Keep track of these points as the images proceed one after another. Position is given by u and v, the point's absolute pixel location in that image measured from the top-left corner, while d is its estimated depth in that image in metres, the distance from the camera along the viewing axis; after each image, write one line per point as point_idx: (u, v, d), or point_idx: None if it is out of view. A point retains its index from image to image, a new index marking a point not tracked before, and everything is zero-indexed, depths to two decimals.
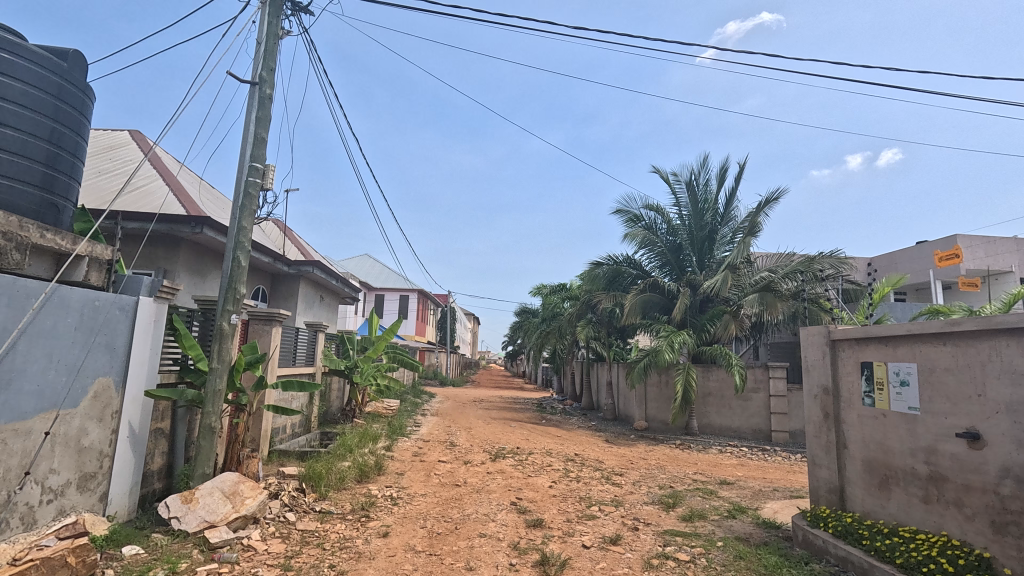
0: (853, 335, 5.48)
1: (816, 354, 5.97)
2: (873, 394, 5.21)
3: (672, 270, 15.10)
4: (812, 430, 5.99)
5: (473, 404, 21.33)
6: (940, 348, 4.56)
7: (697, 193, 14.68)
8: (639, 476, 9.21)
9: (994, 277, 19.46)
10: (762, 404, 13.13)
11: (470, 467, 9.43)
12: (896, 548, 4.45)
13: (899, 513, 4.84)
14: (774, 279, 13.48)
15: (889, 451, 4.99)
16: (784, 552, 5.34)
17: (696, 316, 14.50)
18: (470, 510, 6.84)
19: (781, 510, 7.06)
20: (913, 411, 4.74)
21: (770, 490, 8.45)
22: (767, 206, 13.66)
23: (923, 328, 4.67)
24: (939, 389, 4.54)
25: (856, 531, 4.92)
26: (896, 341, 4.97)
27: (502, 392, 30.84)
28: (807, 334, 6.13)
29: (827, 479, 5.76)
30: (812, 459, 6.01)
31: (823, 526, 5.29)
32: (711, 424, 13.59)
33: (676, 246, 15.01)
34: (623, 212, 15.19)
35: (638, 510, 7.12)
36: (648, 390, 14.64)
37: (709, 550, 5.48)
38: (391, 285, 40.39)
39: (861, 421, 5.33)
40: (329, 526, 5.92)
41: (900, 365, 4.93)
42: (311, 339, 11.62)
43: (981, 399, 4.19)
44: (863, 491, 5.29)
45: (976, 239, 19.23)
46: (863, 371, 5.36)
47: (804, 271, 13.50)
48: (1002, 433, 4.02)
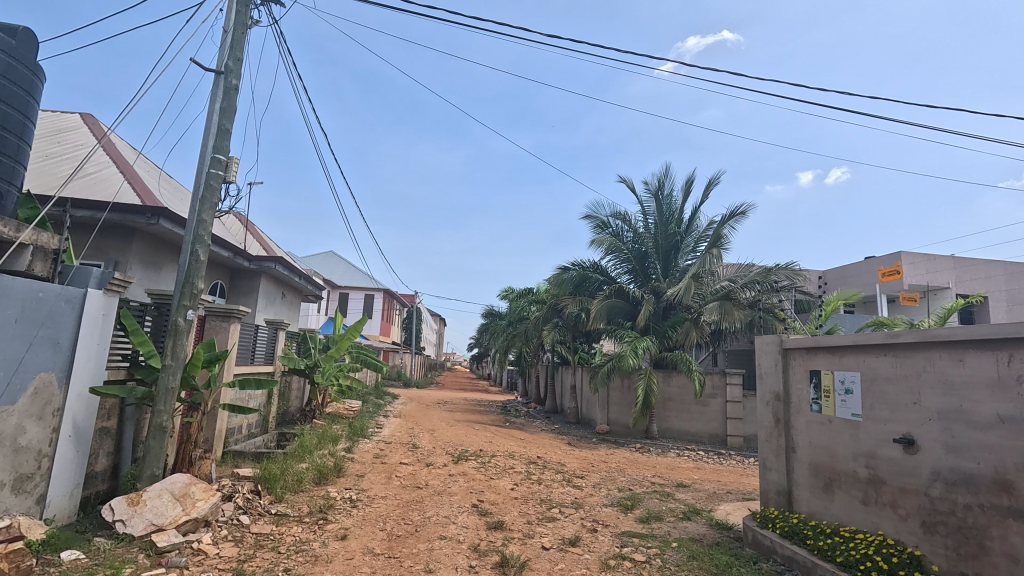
0: (805, 344, 5.75)
1: (769, 362, 6.23)
2: (820, 400, 5.49)
3: (637, 277, 15.42)
4: (764, 435, 6.24)
5: (436, 405, 21.19)
6: (882, 359, 4.84)
7: (664, 203, 15.03)
8: (599, 479, 9.35)
9: (933, 292, 20.80)
10: (719, 409, 13.56)
11: (432, 469, 9.38)
12: (836, 547, 4.68)
13: (842, 514, 5.11)
14: (733, 288, 13.96)
15: (834, 456, 5.27)
16: (734, 551, 5.55)
17: (659, 323, 14.82)
18: (431, 512, 6.82)
19: (734, 512, 7.32)
20: (857, 418, 5.02)
21: (723, 492, 8.74)
22: (730, 218, 14.13)
23: (870, 339, 4.94)
24: (880, 398, 4.82)
25: (801, 532, 5.17)
26: (843, 351, 5.26)
27: (466, 395, 30.83)
28: (761, 342, 6.41)
29: (776, 482, 6.02)
30: (763, 463, 6.26)
31: (771, 527, 5.52)
32: (670, 428, 13.95)
33: (642, 253, 15.31)
34: (592, 218, 15.43)
35: (597, 511, 7.26)
36: (611, 394, 14.91)
37: (665, 551, 5.64)
38: (357, 284, 39.69)
39: (808, 426, 5.61)
40: (285, 529, 5.78)
41: (845, 373, 5.22)
42: (271, 337, 11.30)
43: (917, 407, 4.47)
44: (809, 493, 5.57)
45: (919, 256, 20.44)
46: (811, 379, 5.65)
47: (762, 281, 14.00)
48: (935, 440, 4.29)
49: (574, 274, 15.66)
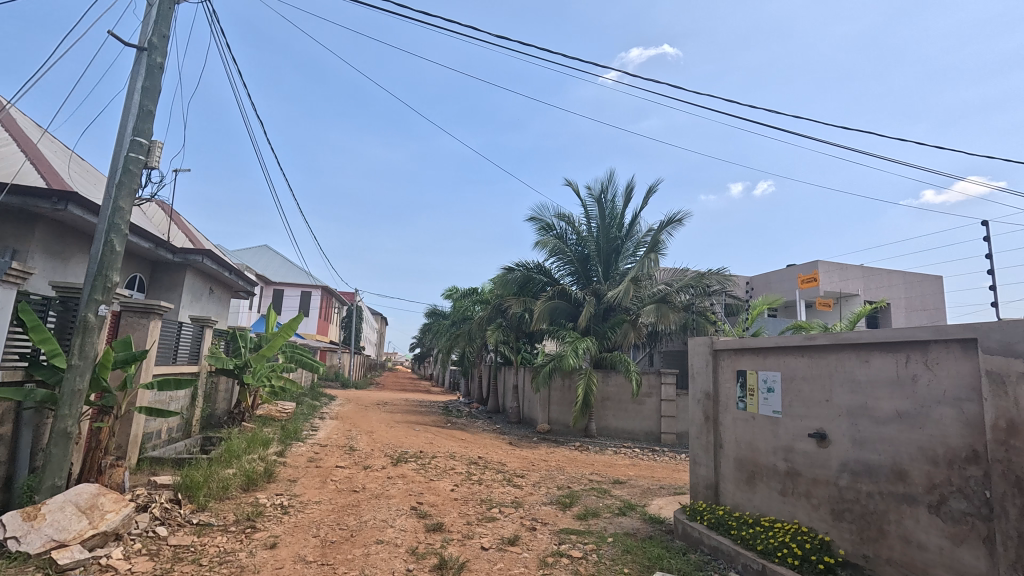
0: (733, 346, 6.10)
1: (700, 362, 6.57)
2: (745, 398, 5.85)
3: (580, 279, 15.77)
4: (695, 432, 6.56)
5: (376, 406, 20.68)
6: (800, 359, 5.22)
7: (606, 208, 15.46)
8: (539, 478, 9.47)
9: (844, 298, 22.69)
10: (654, 408, 14.11)
11: (370, 472, 9.14)
12: (757, 536, 5.00)
13: (762, 504, 5.47)
14: (669, 291, 14.58)
15: (756, 450, 5.62)
16: (665, 544, 5.80)
17: (599, 324, 15.22)
18: (368, 516, 6.63)
19: (665, 506, 7.65)
20: (777, 414, 5.38)
21: (656, 487, 9.11)
22: (668, 224, 14.75)
23: (789, 341, 5.31)
24: (797, 396, 5.19)
25: (726, 523, 5.48)
26: (766, 352, 5.62)
27: (407, 395, 30.27)
28: (693, 343, 6.74)
29: (704, 476, 6.35)
30: (693, 459, 6.58)
31: (699, 519, 5.82)
32: (608, 426, 14.37)
33: (585, 256, 15.68)
34: (537, 220, 15.64)
35: (536, 510, 7.34)
36: (552, 394, 15.15)
37: (600, 546, 5.79)
38: (293, 281, 38.00)
39: (735, 423, 5.96)
40: (208, 540, 5.44)
41: (767, 373, 5.59)
42: (196, 335, 10.59)
43: (829, 404, 4.85)
44: (734, 486, 5.92)
45: (833, 265, 22.24)
46: (738, 378, 6.00)
47: (695, 285, 14.73)
48: (843, 433, 4.67)
49: (518, 275, 15.79)
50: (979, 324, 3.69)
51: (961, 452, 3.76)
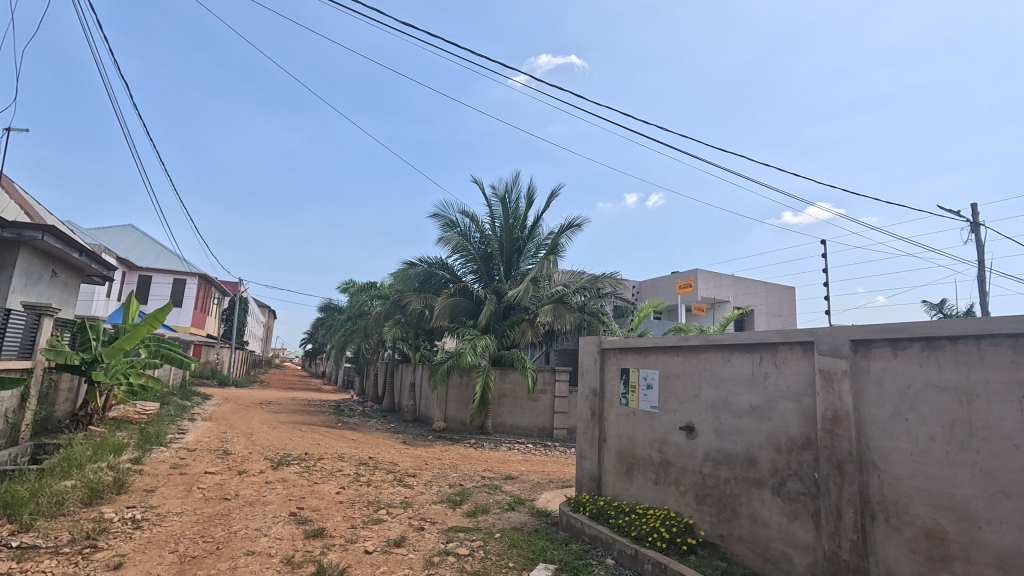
0: (618, 345, 6.49)
1: (589, 360, 6.91)
2: (627, 395, 6.24)
3: (481, 278, 15.86)
4: (582, 427, 6.88)
5: (258, 406, 19.12)
6: (675, 358, 5.68)
7: (510, 208, 15.69)
8: (431, 476, 9.35)
9: (717, 304, 25.21)
10: (547, 404, 14.59)
11: (246, 477, 8.41)
12: (632, 523, 5.35)
13: (638, 493, 5.88)
14: (566, 293, 15.16)
15: (635, 443, 6.03)
16: (550, 536, 6.00)
17: (499, 322, 15.41)
18: (239, 526, 6.08)
19: (552, 499, 7.93)
20: (654, 409, 5.81)
21: (545, 481, 9.42)
22: (567, 228, 15.34)
23: (667, 341, 5.76)
24: (671, 392, 5.64)
25: (606, 512, 5.81)
26: (647, 351, 6.05)
27: (295, 394, 28.40)
28: (583, 342, 7.07)
29: (589, 469, 6.69)
30: (579, 453, 6.90)
31: (582, 510, 6.10)
32: (503, 423, 14.61)
33: (487, 255, 15.80)
34: (440, 216, 15.46)
35: (426, 509, 7.23)
36: (450, 391, 15.06)
37: (487, 542, 5.84)
38: (164, 267, 33.93)
39: (617, 417, 6.34)
40: (31, 565, 4.63)
41: (647, 371, 6.02)
42: (30, 325, 9.01)
43: (697, 399, 5.33)
44: (614, 477, 6.30)
45: (709, 273, 24.59)
46: (622, 376, 6.39)
47: (590, 288, 15.48)
48: (707, 426, 5.16)
49: (419, 270, 15.51)
50: (816, 328, 4.25)
51: (798, 440, 4.31)
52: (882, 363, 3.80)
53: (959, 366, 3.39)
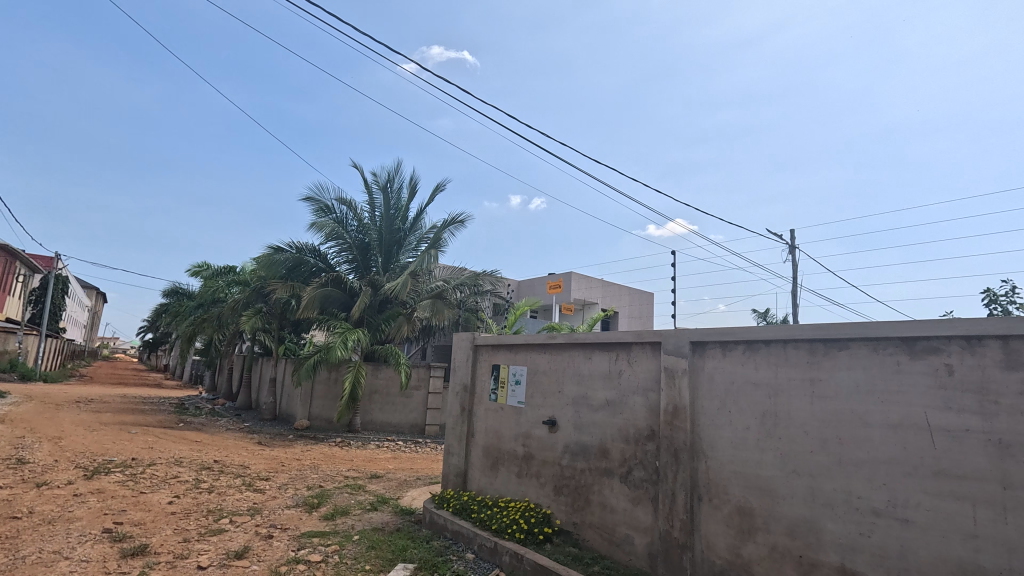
0: (490, 342, 6.57)
1: (461, 356, 6.92)
2: (496, 390, 6.36)
3: (357, 269, 15.10)
4: (450, 423, 6.87)
5: (74, 406, 16.16)
6: (542, 355, 5.89)
7: (391, 199, 15.13)
8: (287, 479, 8.66)
9: (586, 305, 26.94)
10: (420, 401, 14.35)
11: (47, 490, 7.01)
12: (493, 516, 5.45)
13: (501, 487, 6.02)
14: (445, 288, 15.02)
15: (501, 438, 6.16)
16: (411, 534, 5.87)
17: (374, 315, 14.79)
18: (29, 550, 5.02)
19: (418, 496, 7.80)
20: (521, 405, 5.98)
21: (412, 479, 9.25)
22: (450, 224, 15.23)
23: (535, 339, 5.96)
24: (537, 387, 5.85)
25: (469, 507, 5.85)
26: (517, 348, 6.21)
27: (126, 391, 24.54)
28: (456, 338, 7.05)
29: (455, 465, 6.70)
30: (447, 449, 6.88)
31: (446, 506, 6.08)
32: (373, 420, 14.08)
33: (365, 245, 15.09)
34: (314, 200, 14.42)
35: (277, 515, 6.65)
36: (315, 388, 14.10)
37: (344, 546, 5.53)
38: None
39: (485, 413, 6.43)
40: None
41: (516, 367, 6.18)
42: None
43: (560, 394, 5.58)
44: (480, 472, 6.38)
45: (581, 276, 26.17)
46: (492, 372, 6.49)
47: (470, 284, 15.47)
48: (568, 420, 5.44)
49: (287, 256, 14.30)
50: (663, 330, 4.68)
51: (644, 432, 4.72)
52: (714, 362, 4.30)
53: (770, 365, 3.95)
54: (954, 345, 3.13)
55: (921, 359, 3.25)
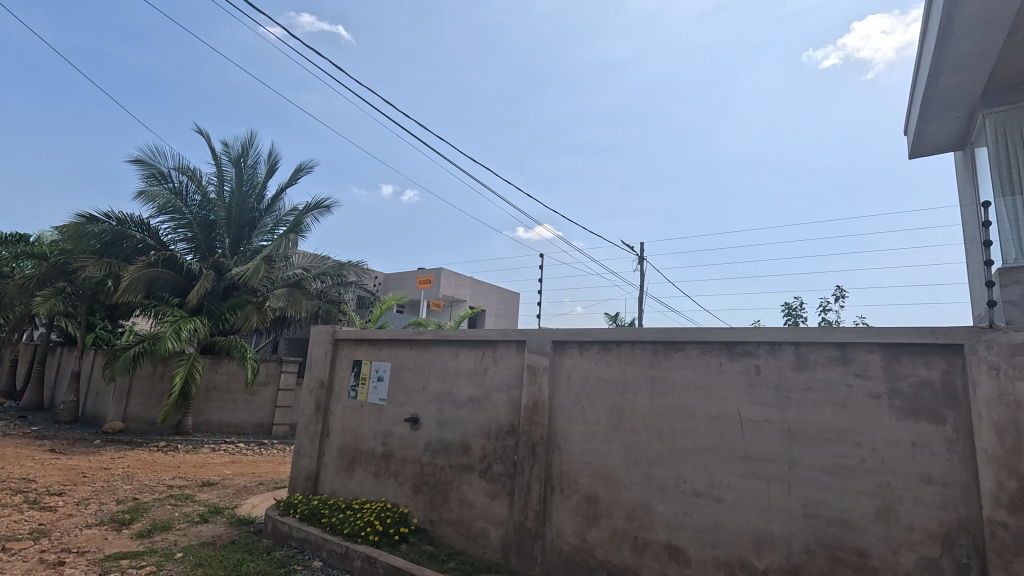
0: (352, 336, 6.24)
1: (319, 350, 6.47)
2: (356, 387, 6.06)
3: (198, 250, 13.28)
4: (303, 422, 6.38)
5: None
6: (408, 351, 5.75)
7: (245, 174, 13.55)
8: (89, 493, 7.27)
9: (454, 302, 26.99)
10: (268, 398, 13.06)
11: None
12: (346, 519, 5.17)
13: (357, 488, 5.75)
14: (304, 277, 13.83)
15: (359, 437, 5.88)
16: (249, 546, 5.31)
17: (216, 303, 13.11)
18: None
19: (259, 503, 7.09)
20: (382, 402, 5.77)
21: (254, 485, 8.39)
22: (314, 208, 14.13)
23: (401, 334, 5.79)
24: (401, 384, 5.69)
25: (319, 511, 5.47)
26: (381, 344, 5.98)
27: None
28: (315, 331, 6.57)
29: (306, 467, 6.24)
30: (297, 450, 6.37)
31: (292, 512, 5.62)
32: (209, 420, 12.50)
33: (209, 223, 13.33)
34: (144, 165, 12.35)
35: (72, 537, 5.54)
36: (135, 384, 12.06)
37: (163, 567, 4.80)
38: None
39: (343, 411, 6.08)
40: None
41: (379, 363, 5.94)
42: None
43: (424, 391, 5.49)
44: (333, 474, 6.03)
45: (451, 273, 26.14)
46: (353, 368, 6.18)
47: (332, 274, 14.31)
48: (430, 417, 5.37)
49: (104, 228, 11.99)
50: (528, 329, 4.86)
51: (505, 427, 4.85)
52: (572, 360, 4.58)
53: (620, 364, 4.32)
54: (762, 349, 3.71)
55: (737, 360, 3.80)
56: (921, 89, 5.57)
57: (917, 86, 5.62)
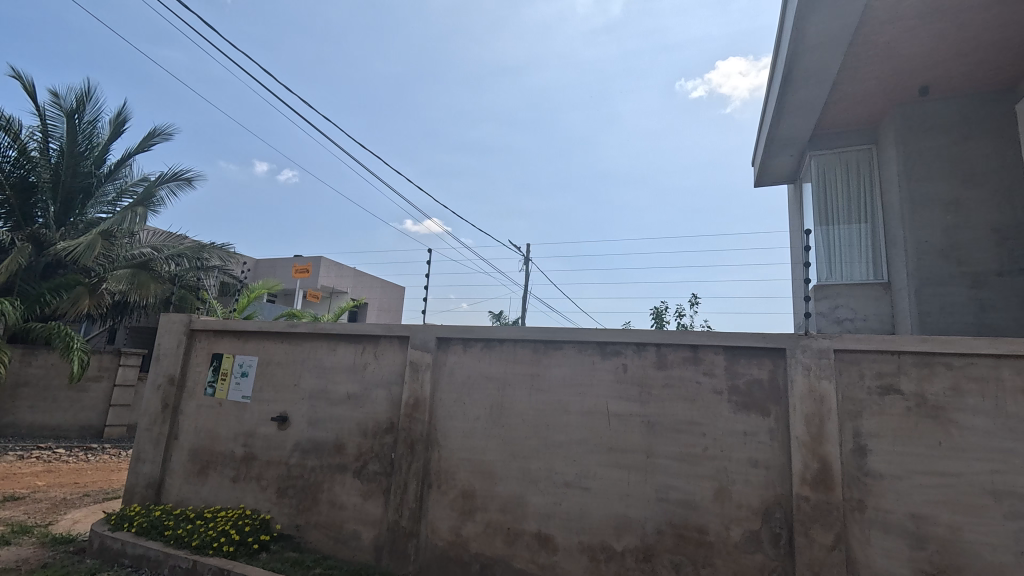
0: (212, 327, 5.63)
1: (171, 342, 5.74)
2: (215, 384, 5.48)
3: (10, 217, 10.87)
4: (145, 424, 5.61)
5: None
6: (278, 345, 5.32)
7: (80, 131, 11.50)
8: None
9: (334, 294, 25.52)
10: (100, 396, 11.19)
11: None
12: (195, 531, 4.64)
13: (210, 495, 5.20)
14: (154, 258, 12.12)
15: (215, 438, 5.31)
16: (67, 569, 4.53)
17: (33, 282, 10.94)
18: None
19: (83, 519, 6.06)
20: (245, 399, 5.28)
21: (76, 497, 7.15)
22: (169, 180, 12.46)
23: (272, 326, 5.35)
24: (268, 380, 5.26)
25: (161, 523, 4.84)
26: (247, 336, 5.47)
27: None
28: (166, 320, 5.81)
29: (147, 474, 5.50)
30: (136, 455, 5.59)
31: (127, 526, 4.91)
32: (16, 422, 10.41)
33: (28, 186, 10.99)
34: None
35: None
36: None
37: None
38: None
39: (198, 410, 5.46)
40: None
41: (244, 357, 5.44)
42: None
43: (295, 388, 5.13)
44: (182, 480, 5.38)
45: (332, 263, 24.68)
46: (212, 362, 5.58)
47: (189, 257, 12.79)
48: (301, 415, 5.03)
49: None
50: (412, 325, 4.77)
51: (383, 425, 4.71)
52: (456, 357, 4.59)
53: (502, 362, 4.43)
54: (630, 349, 4.06)
55: (608, 359, 4.11)
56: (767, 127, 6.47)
57: (764, 125, 6.53)
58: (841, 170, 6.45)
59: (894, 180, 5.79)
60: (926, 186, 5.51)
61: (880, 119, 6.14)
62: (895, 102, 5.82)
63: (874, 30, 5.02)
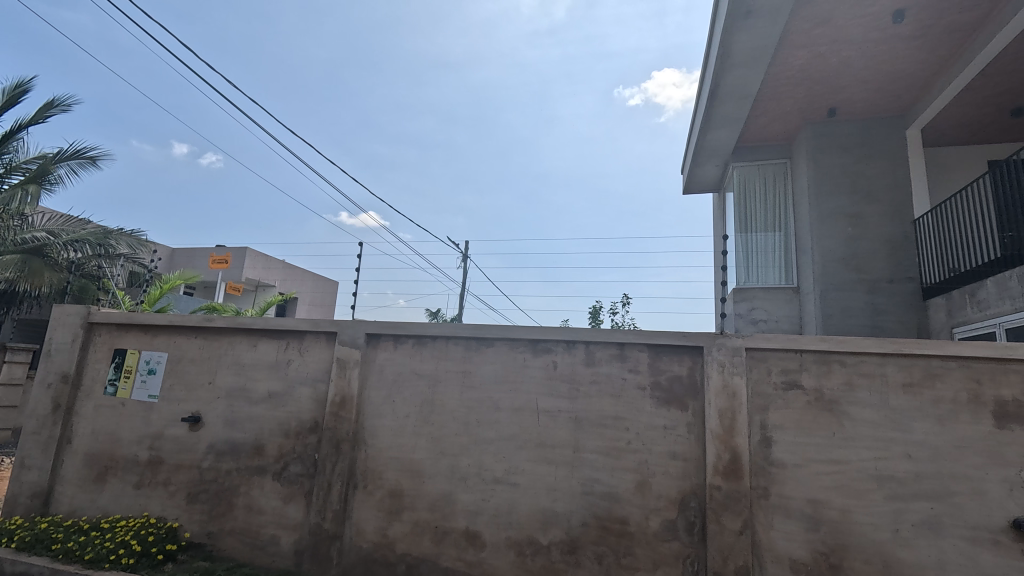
0: (115, 320, 5.15)
1: (65, 336, 5.19)
2: (117, 382, 5.01)
3: None
4: (32, 427, 5.03)
5: None
6: (191, 341, 4.95)
7: None
8: None
9: (260, 287, 24.13)
10: None
11: None
12: (89, 543, 4.23)
13: (109, 504, 4.76)
14: (50, 244, 10.92)
15: (116, 442, 4.87)
16: None
17: None
18: None
19: None
20: (152, 399, 4.87)
21: None
22: (70, 157, 11.23)
23: (185, 320, 4.97)
24: (179, 378, 4.88)
25: (49, 537, 4.37)
26: (156, 331, 5.05)
27: None
28: (60, 312, 5.25)
29: (33, 483, 4.94)
30: (20, 462, 5.00)
31: (6, 542, 4.39)
32: None
33: None
34: None
35: None
36: None
37: None
38: None
39: (95, 411, 4.98)
40: None
41: (151, 353, 5.02)
42: None
43: (210, 386, 4.80)
44: (75, 489, 4.89)
45: (258, 255, 23.34)
46: (113, 359, 5.10)
47: (93, 244, 11.66)
48: (216, 415, 4.71)
49: None
50: (340, 320, 4.60)
51: (307, 424, 4.51)
52: (385, 354, 4.48)
53: (433, 358, 4.38)
54: (560, 347, 4.14)
55: (539, 356, 4.17)
56: (695, 137, 6.81)
57: (692, 135, 6.89)
58: (760, 181, 6.94)
59: (805, 193, 6.28)
60: (832, 201, 6.02)
61: (794, 135, 6.65)
62: (807, 121, 6.32)
63: (791, 53, 5.42)
